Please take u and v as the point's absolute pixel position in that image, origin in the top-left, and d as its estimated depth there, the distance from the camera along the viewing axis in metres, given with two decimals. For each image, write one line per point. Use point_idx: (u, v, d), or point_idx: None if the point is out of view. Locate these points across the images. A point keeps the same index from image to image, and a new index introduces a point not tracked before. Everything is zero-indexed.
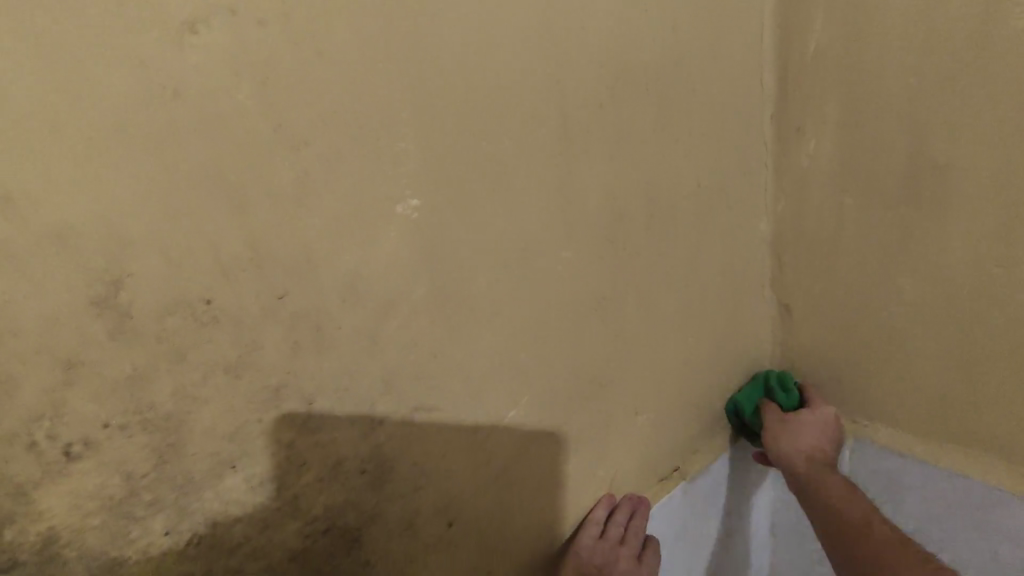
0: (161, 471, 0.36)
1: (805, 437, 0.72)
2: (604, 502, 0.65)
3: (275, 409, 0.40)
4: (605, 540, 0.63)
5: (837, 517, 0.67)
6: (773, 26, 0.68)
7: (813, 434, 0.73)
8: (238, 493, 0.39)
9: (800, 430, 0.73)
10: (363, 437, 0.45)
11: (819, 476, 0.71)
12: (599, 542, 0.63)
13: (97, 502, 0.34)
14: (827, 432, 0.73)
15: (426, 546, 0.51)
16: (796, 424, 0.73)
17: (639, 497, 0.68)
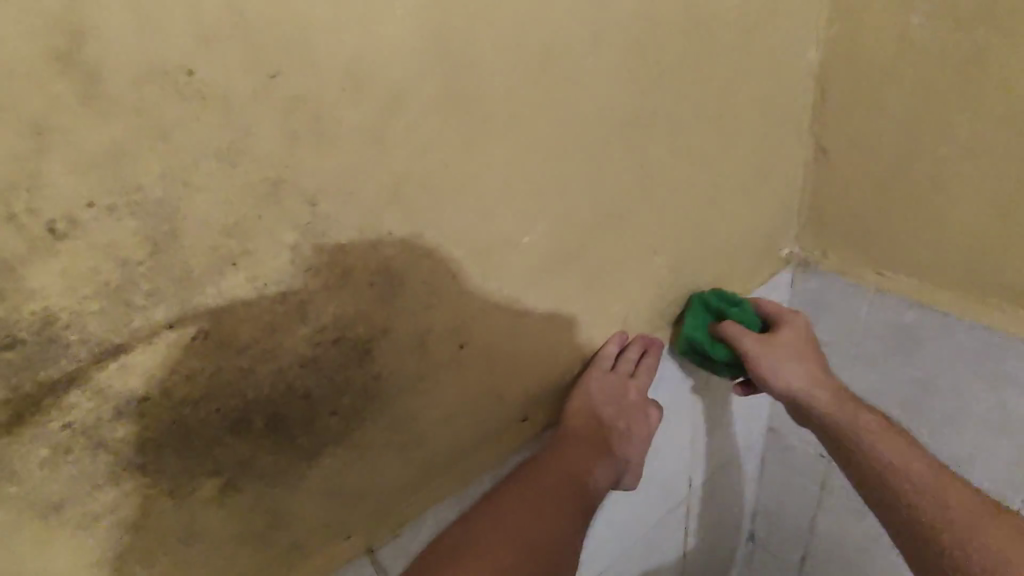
0: (159, 261, 0.34)
1: (797, 363, 0.68)
2: (615, 339, 0.64)
3: (276, 207, 0.37)
4: (616, 373, 0.64)
5: (851, 443, 0.62)
6: None
7: (805, 365, 0.68)
8: (242, 294, 0.38)
9: (784, 355, 0.68)
10: (372, 247, 0.42)
11: (831, 403, 0.66)
12: (609, 374, 0.63)
13: (94, 286, 0.32)
14: (805, 346, 0.70)
15: (438, 366, 0.51)
16: (781, 347, 0.68)
17: (650, 337, 0.67)
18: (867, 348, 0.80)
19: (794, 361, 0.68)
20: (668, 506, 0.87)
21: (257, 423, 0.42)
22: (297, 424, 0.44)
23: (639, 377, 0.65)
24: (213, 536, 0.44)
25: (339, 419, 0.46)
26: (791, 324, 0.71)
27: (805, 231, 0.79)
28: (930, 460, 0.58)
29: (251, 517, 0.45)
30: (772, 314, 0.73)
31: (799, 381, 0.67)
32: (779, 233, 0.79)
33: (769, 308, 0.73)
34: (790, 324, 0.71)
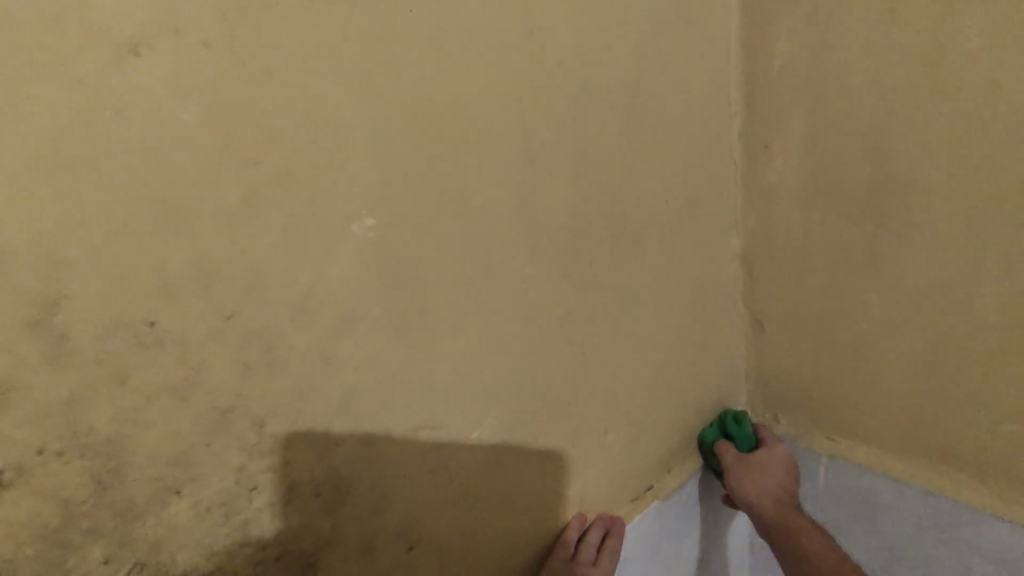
0: (102, 497, 0.35)
1: (767, 479, 0.74)
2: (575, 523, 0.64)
3: (223, 432, 0.39)
4: (578, 562, 0.62)
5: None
6: (739, 42, 0.68)
7: (774, 473, 0.74)
8: (183, 520, 0.38)
9: (760, 468, 0.74)
10: (318, 459, 0.44)
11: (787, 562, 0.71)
12: (571, 565, 0.62)
13: (31, 530, 0.33)
14: (782, 465, 0.75)
15: (386, 572, 0.50)
16: (759, 463, 0.74)
17: (612, 517, 0.67)
18: (830, 511, 0.79)
19: (768, 466, 0.74)
20: None
21: None
22: None
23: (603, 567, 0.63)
24: None
25: None
26: (771, 441, 0.77)
27: (755, 397, 0.82)
28: None
29: None
30: (767, 437, 0.78)
31: (760, 492, 0.73)
32: (731, 399, 0.82)
33: (769, 433, 0.78)
34: (772, 445, 0.77)
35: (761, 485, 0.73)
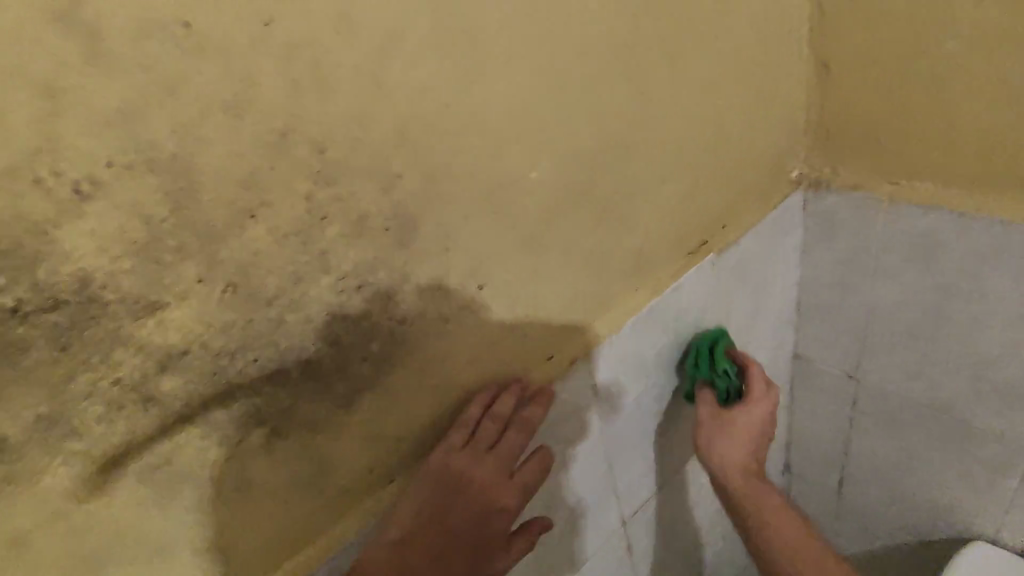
0: (182, 216, 0.35)
1: (739, 449, 0.74)
2: (514, 391, 0.57)
3: (287, 157, 0.38)
4: (470, 447, 0.55)
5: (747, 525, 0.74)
6: None
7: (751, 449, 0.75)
8: (264, 246, 0.39)
9: (735, 437, 0.74)
10: (384, 192, 0.43)
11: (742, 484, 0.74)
12: (462, 451, 0.55)
13: (122, 246, 0.34)
14: (765, 394, 0.75)
15: (463, 305, 0.52)
16: (729, 425, 0.74)
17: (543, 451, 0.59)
18: (887, 260, 0.79)
19: (739, 440, 0.74)
20: None
21: (293, 372, 0.43)
22: (335, 371, 0.45)
23: (529, 466, 0.58)
24: (275, 484, 0.46)
25: (370, 364, 0.47)
26: (753, 380, 0.75)
27: (815, 150, 0.78)
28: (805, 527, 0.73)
29: (299, 466, 0.46)
30: (753, 394, 0.75)
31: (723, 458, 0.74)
32: (789, 155, 0.78)
33: (760, 384, 0.75)
34: (762, 403, 0.75)
35: (736, 454, 0.74)
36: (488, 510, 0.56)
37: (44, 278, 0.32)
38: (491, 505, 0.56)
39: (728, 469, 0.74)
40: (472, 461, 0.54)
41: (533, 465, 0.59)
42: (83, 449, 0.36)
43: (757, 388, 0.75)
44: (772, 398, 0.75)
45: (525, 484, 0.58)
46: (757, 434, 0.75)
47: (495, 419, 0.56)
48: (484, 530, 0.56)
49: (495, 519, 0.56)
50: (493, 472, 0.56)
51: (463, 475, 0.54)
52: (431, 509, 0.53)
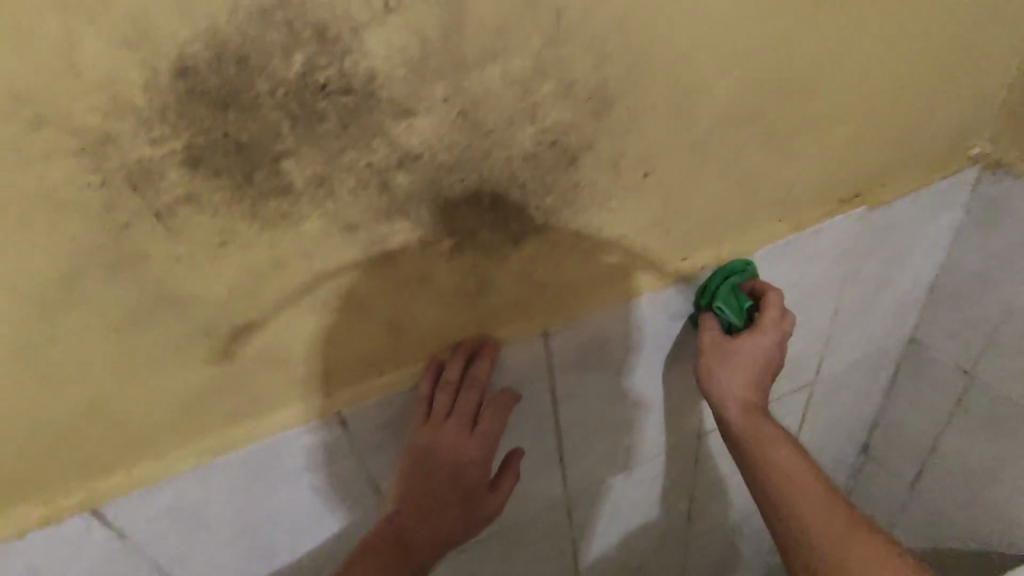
0: (446, 44, 0.44)
1: (739, 375, 0.67)
2: (461, 352, 0.59)
3: (533, 13, 0.45)
4: (453, 417, 0.59)
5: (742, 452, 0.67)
6: None
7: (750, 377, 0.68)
8: (494, 87, 0.47)
9: (740, 357, 0.66)
10: (595, 64, 0.49)
11: (744, 424, 0.67)
12: (447, 420, 0.59)
13: (401, 56, 0.43)
14: (777, 331, 0.66)
15: (627, 188, 0.58)
16: (734, 354, 0.67)
17: (505, 399, 0.62)
18: None
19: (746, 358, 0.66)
20: (791, 388, 0.92)
21: (484, 199, 0.52)
22: (514, 210, 0.54)
23: (487, 415, 0.61)
24: (443, 291, 0.56)
25: (541, 213, 0.56)
26: (768, 310, 0.66)
27: (1005, 130, 0.75)
28: (797, 463, 0.65)
29: (464, 282, 0.56)
30: (766, 317, 0.66)
31: (738, 387, 0.68)
32: (974, 129, 0.75)
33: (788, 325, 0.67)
34: (777, 342, 0.66)
35: (739, 381, 0.67)
36: (461, 463, 0.60)
37: (347, 67, 0.42)
38: (463, 461, 0.61)
39: (733, 391, 0.68)
40: (457, 430, 0.59)
41: (494, 414, 0.62)
42: (331, 212, 0.47)
43: (773, 321, 0.66)
44: (784, 329, 0.66)
45: (491, 432, 0.61)
46: (759, 367, 0.67)
47: (444, 386, 0.59)
48: (465, 478, 0.61)
49: (470, 469, 0.61)
50: (454, 435, 0.59)
51: (427, 445, 0.59)
52: (415, 474, 0.60)
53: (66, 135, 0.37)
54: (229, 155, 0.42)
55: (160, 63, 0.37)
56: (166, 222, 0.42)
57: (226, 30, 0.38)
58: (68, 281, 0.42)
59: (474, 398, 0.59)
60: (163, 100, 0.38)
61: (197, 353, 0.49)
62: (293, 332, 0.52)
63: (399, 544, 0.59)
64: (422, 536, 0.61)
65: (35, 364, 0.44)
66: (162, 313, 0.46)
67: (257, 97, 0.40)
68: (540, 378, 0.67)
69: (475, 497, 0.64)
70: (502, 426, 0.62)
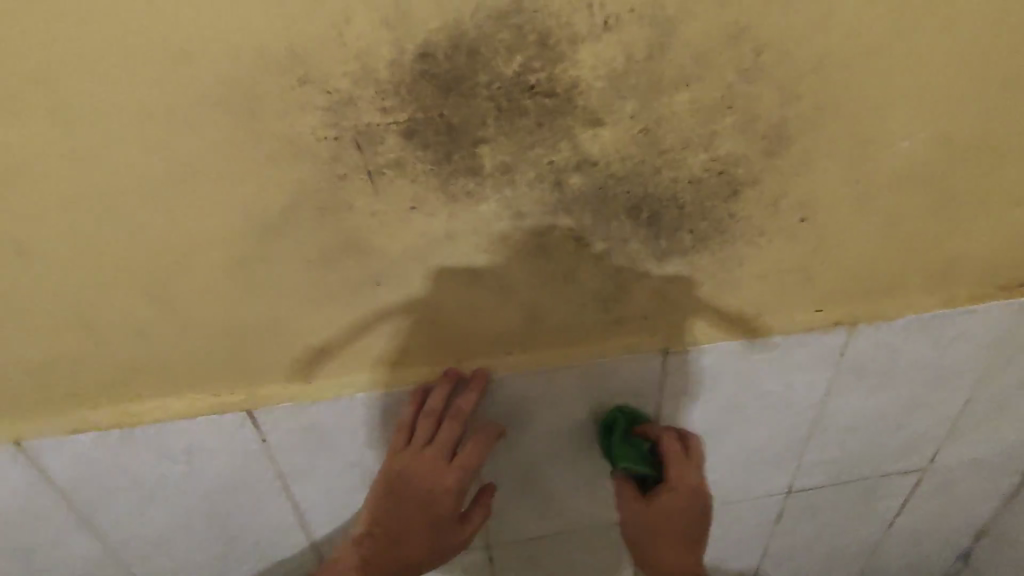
0: (648, 65, 0.47)
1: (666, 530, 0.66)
2: (448, 378, 0.61)
3: (734, 49, 0.47)
4: (432, 446, 0.61)
5: None
6: None
7: (678, 537, 0.67)
8: (680, 111, 0.49)
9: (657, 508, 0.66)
10: (780, 105, 0.51)
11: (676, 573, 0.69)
12: (425, 448, 0.61)
13: (605, 70, 0.46)
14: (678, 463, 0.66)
15: (780, 229, 0.59)
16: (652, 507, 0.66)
17: (486, 435, 0.63)
18: None
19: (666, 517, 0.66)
20: (898, 469, 0.87)
21: (643, 213, 0.55)
22: (667, 229, 0.56)
23: (467, 447, 0.63)
24: (582, 290, 0.59)
25: (691, 237, 0.57)
26: (670, 455, 0.66)
27: None
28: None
29: (603, 286, 0.59)
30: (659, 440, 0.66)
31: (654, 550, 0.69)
32: None
33: (700, 456, 0.67)
34: (696, 464, 0.67)
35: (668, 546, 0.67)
36: (436, 492, 0.62)
37: (556, 73, 0.46)
38: (436, 490, 0.62)
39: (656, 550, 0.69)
40: (434, 461, 0.61)
41: (476, 447, 0.63)
42: (506, 198, 0.52)
43: (682, 475, 0.65)
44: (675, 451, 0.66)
45: (469, 465, 0.62)
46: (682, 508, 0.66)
47: (427, 414, 0.61)
48: (439, 508, 0.63)
49: (441, 500, 0.62)
50: (432, 464, 0.62)
51: (404, 470, 0.62)
52: (390, 493, 0.63)
53: (320, 92, 0.44)
54: (439, 132, 0.47)
55: (409, 45, 0.43)
56: (373, 179, 0.49)
57: (467, 26, 0.43)
58: (287, 212, 0.50)
59: (456, 427, 0.61)
60: (402, 77, 0.44)
61: (364, 297, 0.56)
62: (446, 297, 0.57)
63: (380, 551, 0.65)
64: (388, 545, 0.65)
65: (243, 275, 0.53)
66: (348, 256, 0.53)
67: (476, 86, 0.46)
68: (546, 411, 0.68)
69: (444, 526, 0.65)
70: (480, 461, 0.63)
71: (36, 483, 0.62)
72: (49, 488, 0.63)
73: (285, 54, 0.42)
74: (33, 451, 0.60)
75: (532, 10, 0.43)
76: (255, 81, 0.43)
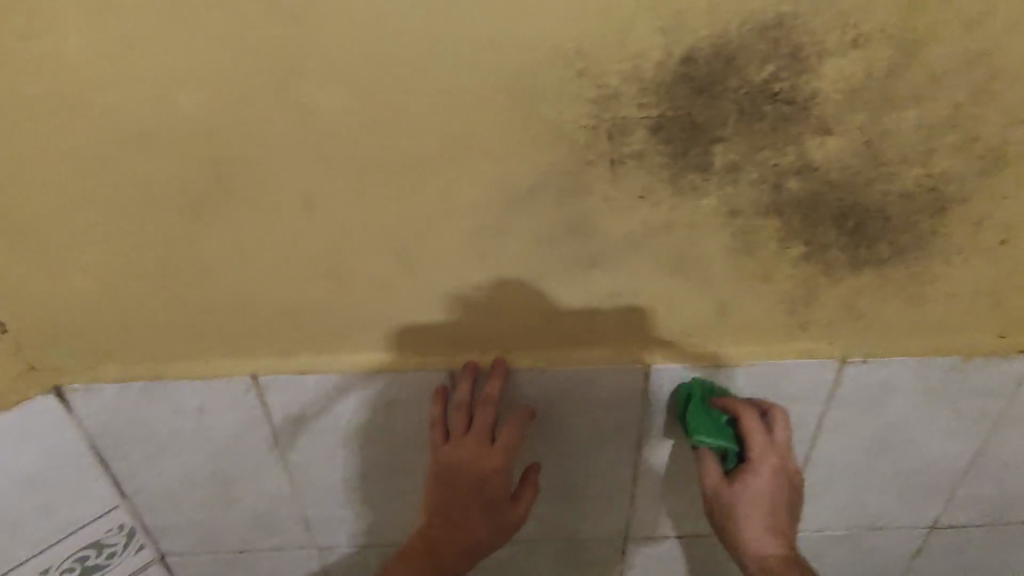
0: (886, 81, 0.51)
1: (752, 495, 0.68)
2: (470, 372, 0.67)
3: (971, 71, 0.50)
4: (472, 434, 0.66)
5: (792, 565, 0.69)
6: None
7: (769, 528, 0.68)
8: (906, 126, 0.53)
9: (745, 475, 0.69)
10: (1003, 128, 0.53)
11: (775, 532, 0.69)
12: (466, 436, 0.66)
13: (846, 83, 0.51)
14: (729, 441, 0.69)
15: (979, 249, 0.60)
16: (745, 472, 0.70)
17: (519, 416, 0.68)
18: None
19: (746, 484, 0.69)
20: None
21: (849, 222, 0.58)
22: (868, 239, 0.59)
23: (504, 430, 0.67)
24: (773, 290, 0.63)
25: (890, 249, 0.60)
26: (751, 435, 0.67)
27: None
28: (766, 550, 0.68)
29: (794, 289, 0.62)
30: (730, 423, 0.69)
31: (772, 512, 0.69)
32: None
33: (784, 435, 0.68)
34: (779, 451, 0.68)
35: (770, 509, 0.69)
36: (484, 474, 0.66)
37: (800, 83, 0.50)
38: (485, 471, 0.66)
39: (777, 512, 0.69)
40: (475, 447, 0.66)
41: (513, 427, 0.67)
42: (725, 196, 0.56)
43: (766, 457, 0.67)
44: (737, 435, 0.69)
45: (509, 444, 0.66)
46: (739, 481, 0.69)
47: (459, 405, 0.67)
48: (488, 489, 0.67)
49: (493, 480, 0.67)
50: (474, 448, 0.66)
51: (449, 460, 0.66)
52: (443, 484, 0.68)
53: (592, 85, 0.50)
54: (682, 129, 0.53)
55: (677, 49, 0.49)
56: (614, 167, 0.55)
57: (732, 36, 0.48)
58: (533, 190, 0.56)
59: (490, 413, 0.66)
60: (664, 77, 0.50)
61: (576, 276, 0.61)
62: (648, 283, 0.62)
63: (431, 550, 0.69)
64: (451, 541, 0.69)
65: (479, 244, 0.59)
66: (572, 236, 0.59)
67: (725, 90, 0.51)
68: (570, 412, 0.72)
69: (498, 508, 0.69)
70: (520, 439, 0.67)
71: (255, 418, 0.71)
72: (264, 424, 0.71)
73: (572, 51, 0.49)
74: (263, 388, 0.68)
75: (793, 25, 0.48)
76: (540, 72, 0.50)
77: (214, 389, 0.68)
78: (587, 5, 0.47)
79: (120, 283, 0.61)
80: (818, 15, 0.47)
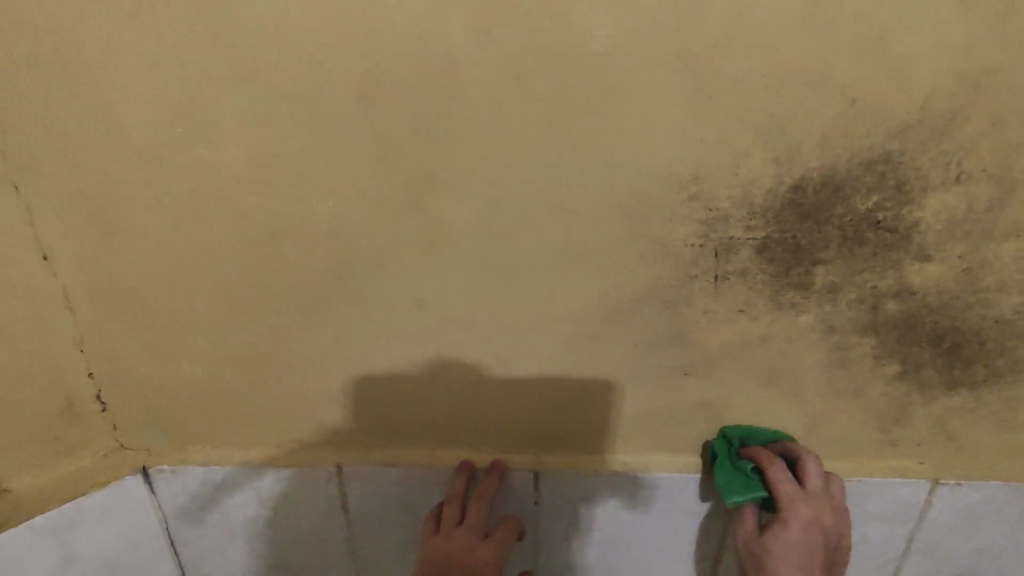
0: (986, 215, 0.53)
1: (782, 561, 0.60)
2: (464, 470, 0.66)
3: None
4: (462, 527, 0.64)
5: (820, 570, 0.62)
6: None
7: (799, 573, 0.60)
8: (1004, 256, 0.55)
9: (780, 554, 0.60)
10: None
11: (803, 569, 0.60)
12: (456, 528, 0.64)
13: (947, 214, 0.53)
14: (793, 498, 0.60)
15: None
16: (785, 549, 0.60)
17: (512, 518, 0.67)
18: None
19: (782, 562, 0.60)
20: None
21: (945, 343, 0.59)
22: (964, 361, 0.60)
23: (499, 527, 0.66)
24: (866, 407, 0.62)
25: (986, 371, 0.60)
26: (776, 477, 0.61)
27: None
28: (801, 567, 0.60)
29: (887, 406, 0.62)
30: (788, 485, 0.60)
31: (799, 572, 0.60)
32: None
33: (787, 488, 0.60)
34: (814, 504, 0.60)
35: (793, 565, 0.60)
36: (476, 567, 0.63)
37: (903, 213, 0.53)
38: (478, 565, 0.63)
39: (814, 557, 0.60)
40: (466, 538, 0.63)
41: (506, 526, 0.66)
42: (824, 313, 0.58)
43: (796, 513, 0.60)
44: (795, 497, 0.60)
45: (503, 540, 0.65)
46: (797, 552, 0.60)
47: (452, 498, 0.65)
48: None
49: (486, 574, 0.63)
50: (465, 541, 0.63)
51: (440, 553, 0.63)
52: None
53: (703, 207, 0.53)
54: (785, 250, 0.55)
55: (788, 179, 0.52)
56: (717, 283, 0.57)
57: (839, 169, 0.51)
58: (635, 301, 0.58)
59: (483, 506, 0.65)
60: (772, 203, 0.53)
61: (670, 382, 0.62)
62: (742, 393, 0.62)
63: None
64: None
65: (577, 348, 0.61)
66: (669, 346, 0.60)
67: (830, 217, 0.53)
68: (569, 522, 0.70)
69: None
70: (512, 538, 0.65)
71: (332, 508, 0.70)
72: (339, 515, 0.71)
73: (687, 177, 0.52)
74: (344, 479, 0.68)
75: (899, 161, 0.51)
76: (656, 194, 0.53)
77: (296, 477, 0.68)
78: (705, 138, 0.50)
79: (228, 365, 0.63)
80: (922, 153, 0.51)
